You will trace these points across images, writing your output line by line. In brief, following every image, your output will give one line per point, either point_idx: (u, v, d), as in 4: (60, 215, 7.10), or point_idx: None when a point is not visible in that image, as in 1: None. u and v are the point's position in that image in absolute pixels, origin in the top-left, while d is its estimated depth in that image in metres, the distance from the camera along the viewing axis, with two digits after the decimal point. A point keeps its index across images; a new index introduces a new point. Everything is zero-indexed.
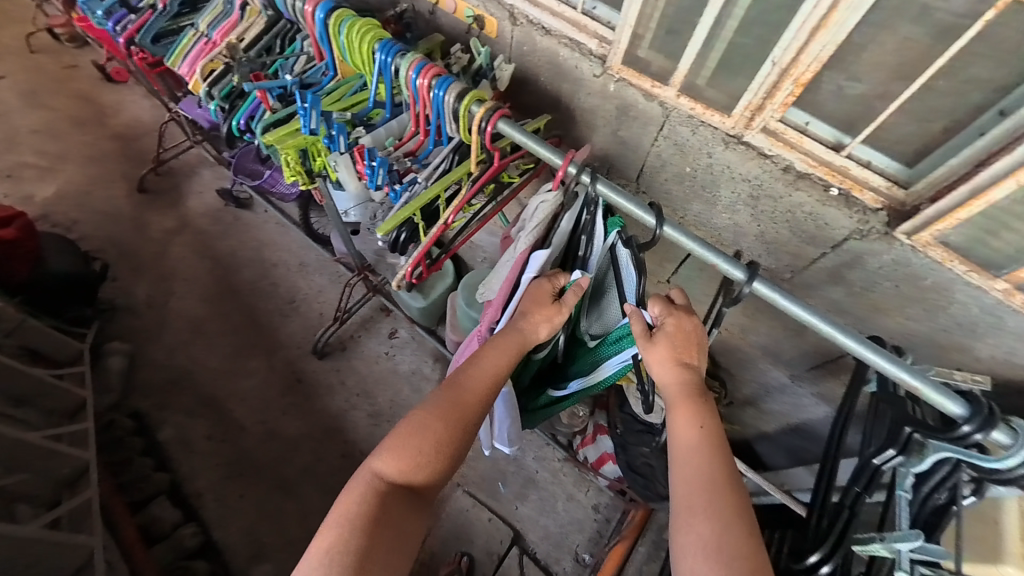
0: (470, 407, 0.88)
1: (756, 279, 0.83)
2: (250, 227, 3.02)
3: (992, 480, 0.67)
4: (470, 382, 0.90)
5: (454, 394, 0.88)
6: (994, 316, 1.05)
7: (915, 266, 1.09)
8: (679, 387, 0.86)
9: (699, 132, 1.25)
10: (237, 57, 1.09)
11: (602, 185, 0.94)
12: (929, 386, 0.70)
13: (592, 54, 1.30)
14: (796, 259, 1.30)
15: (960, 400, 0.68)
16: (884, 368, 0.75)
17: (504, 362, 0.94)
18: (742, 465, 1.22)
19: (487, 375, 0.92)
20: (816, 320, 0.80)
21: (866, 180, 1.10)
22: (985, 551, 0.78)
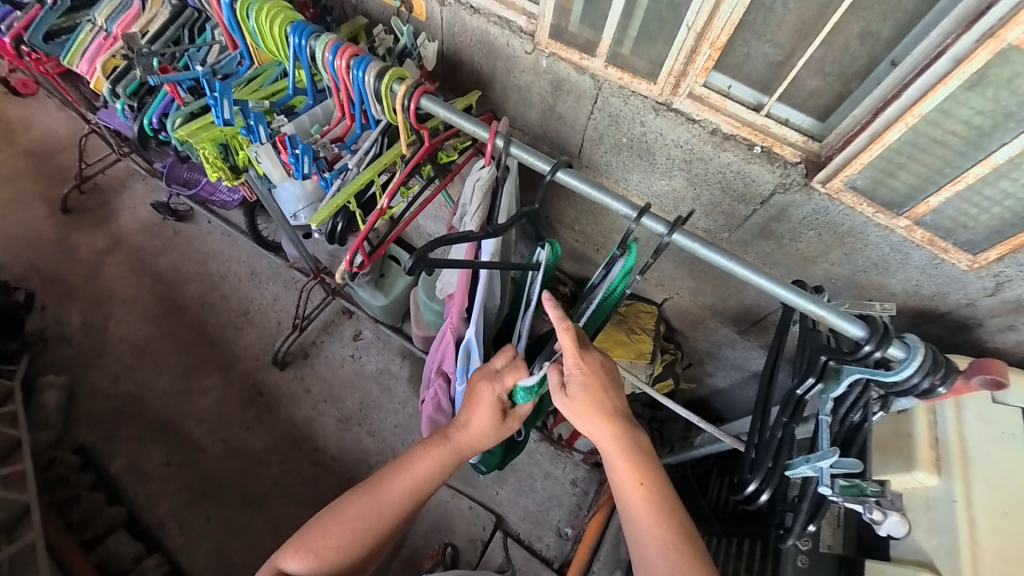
0: (377, 517, 0.92)
1: (677, 231, 0.85)
2: (192, 238, 2.85)
3: (896, 393, 0.74)
4: (391, 487, 0.93)
5: (366, 499, 0.92)
6: (902, 253, 1.16)
7: (833, 213, 1.18)
8: (614, 443, 0.87)
9: (631, 102, 1.28)
10: (135, 48, 0.96)
11: (563, 173, 0.89)
12: (834, 314, 0.75)
13: (521, 31, 1.31)
14: (730, 218, 1.38)
15: (860, 322, 0.73)
16: (797, 305, 0.78)
17: (424, 471, 0.95)
18: (693, 415, 1.26)
19: (399, 487, 0.94)
20: (735, 265, 0.84)
21: (784, 136, 1.16)
22: (899, 460, 0.88)
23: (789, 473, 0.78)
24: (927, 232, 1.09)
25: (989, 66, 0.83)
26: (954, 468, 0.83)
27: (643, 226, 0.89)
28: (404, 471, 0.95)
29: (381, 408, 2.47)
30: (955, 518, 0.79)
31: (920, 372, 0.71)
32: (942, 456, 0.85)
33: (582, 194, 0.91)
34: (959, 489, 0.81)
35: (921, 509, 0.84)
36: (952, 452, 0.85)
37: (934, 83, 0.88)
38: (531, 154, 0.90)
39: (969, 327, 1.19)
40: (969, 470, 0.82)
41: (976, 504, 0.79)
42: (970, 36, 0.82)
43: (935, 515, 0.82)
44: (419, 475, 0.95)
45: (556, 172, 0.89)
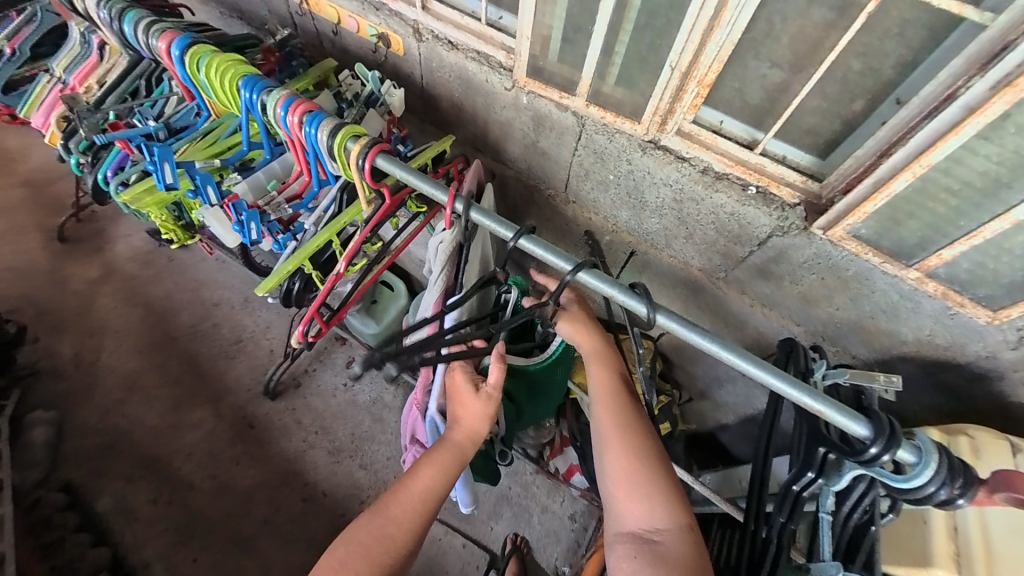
0: (394, 534, 0.79)
1: (657, 312, 0.78)
2: (183, 265, 2.81)
3: (905, 499, 0.67)
4: (398, 495, 0.83)
5: (375, 519, 0.80)
6: (913, 301, 1.06)
7: (836, 258, 1.09)
8: (589, 347, 0.97)
9: (616, 140, 1.21)
10: (78, 111, 0.98)
11: (526, 240, 0.82)
12: (833, 409, 0.67)
13: (501, 66, 1.24)
14: (726, 258, 1.29)
15: (862, 420, 0.65)
16: (790, 397, 0.70)
17: (433, 469, 0.87)
18: (690, 479, 1.18)
19: (411, 493, 0.84)
20: (714, 347, 0.75)
21: (781, 175, 1.08)
22: (915, 552, 0.84)
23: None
24: (941, 285, 1.00)
25: (1005, 115, 0.75)
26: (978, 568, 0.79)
27: (583, 280, 0.83)
28: (410, 483, 0.85)
29: (373, 439, 2.40)
30: None
31: (935, 481, 0.63)
32: (963, 553, 0.81)
33: (545, 262, 0.84)
34: None
35: None
36: (977, 553, 0.80)
37: (944, 131, 0.80)
38: (492, 219, 0.83)
39: (989, 380, 1.07)
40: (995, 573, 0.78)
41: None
42: (984, 81, 0.74)
43: None
44: (427, 476, 0.86)
45: (522, 240, 0.82)
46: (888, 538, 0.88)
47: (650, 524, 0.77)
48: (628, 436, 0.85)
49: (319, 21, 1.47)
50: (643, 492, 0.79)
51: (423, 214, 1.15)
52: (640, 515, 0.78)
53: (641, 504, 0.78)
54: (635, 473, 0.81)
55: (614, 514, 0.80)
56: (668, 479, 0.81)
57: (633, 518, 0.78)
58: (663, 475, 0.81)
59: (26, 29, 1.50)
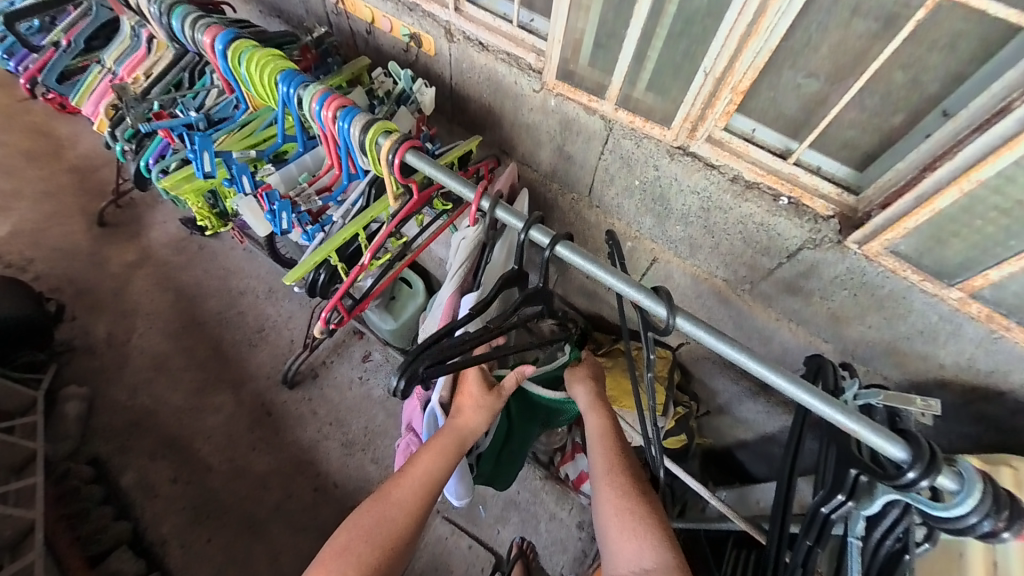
0: (394, 523, 0.79)
1: (678, 316, 0.76)
2: (213, 254, 2.90)
3: (943, 528, 0.64)
4: (399, 483, 0.84)
5: (380, 506, 0.81)
6: (952, 324, 1.01)
7: (870, 276, 1.04)
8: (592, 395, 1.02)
9: (643, 145, 1.19)
10: (127, 100, 1.03)
11: (563, 248, 0.81)
12: (868, 429, 0.65)
13: (531, 69, 1.25)
14: (752, 270, 1.25)
15: (899, 442, 0.63)
16: (820, 412, 0.68)
17: (433, 457, 0.88)
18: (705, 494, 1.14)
19: (411, 483, 0.84)
20: (742, 358, 0.73)
21: (816, 187, 1.04)
22: None
23: None
24: (984, 307, 0.95)
25: None
26: None
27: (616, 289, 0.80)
28: (410, 469, 0.86)
29: (385, 434, 2.42)
30: None
31: (977, 512, 0.60)
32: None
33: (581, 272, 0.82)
34: None
35: None
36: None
37: (997, 146, 0.76)
38: (518, 219, 0.83)
39: None
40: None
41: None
42: None
43: None
44: (427, 465, 0.87)
45: (532, 231, 0.82)
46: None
47: (642, 567, 0.75)
48: (628, 476, 0.85)
49: (354, 20, 1.50)
50: (639, 534, 0.78)
51: (447, 213, 1.17)
52: (636, 557, 0.76)
53: (637, 544, 0.77)
54: (631, 509, 0.81)
55: (609, 556, 0.79)
56: (659, 517, 0.80)
57: (627, 559, 0.77)
58: (653, 511, 0.81)
59: (82, 23, 1.60)
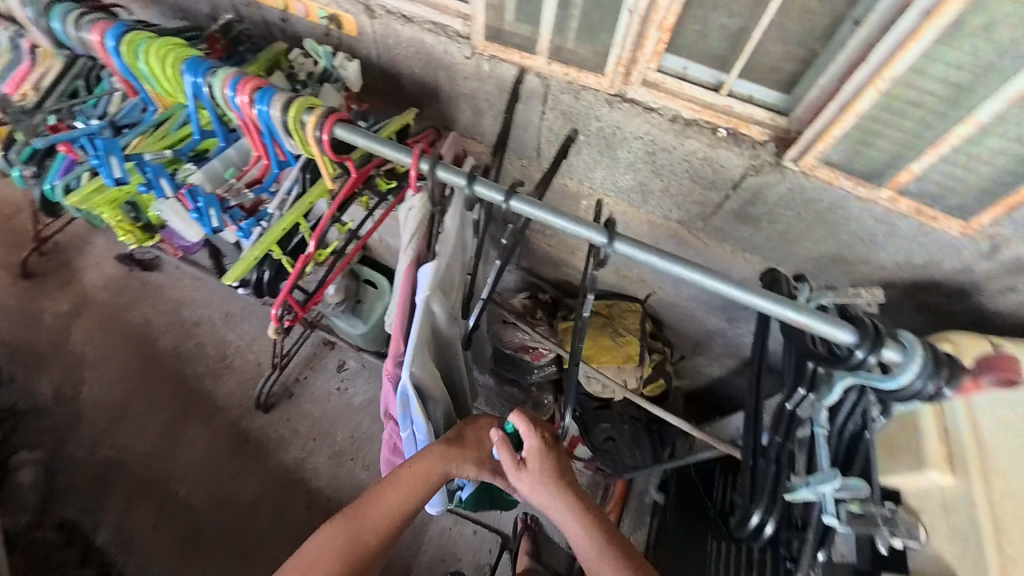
0: (370, 539, 0.89)
1: (619, 241, 0.81)
2: (157, 288, 2.70)
3: (896, 398, 0.70)
4: (374, 507, 0.91)
5: (352, 525, 0.89)
6: (889, 224, 1.07)
7: (810, 190, 1.09)
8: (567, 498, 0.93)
9: (582, 97, 1.19)
10: (14, 113, 0.97)
11: (517, 202, 0.84)
12: (817, 320, 0.69)
13: (459, 35, 1.22)
14: (703, 206, 1.29)
15: (847, 327, 0.67)
16: (774, 313, 0.72)
17: (409, 488, 0.94)
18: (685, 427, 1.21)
19: (385, 509, 0.92)
20: (694, 275, 0.78)
21: (750, 114, 1.08)
22: (911, 459, 0.83)
23: (786, 496, 0.78)
24: (913, 201, 1.01)
25: (957, 19, 0.76)
26: (973, 469, 0.76)
27: (576, 233, 0.83)
28: (384, 493, 0.92)
29: (373, 439, 2.36)
30: (977, 522, 0.72)
31: (920, 376, 0.66)
32: (956, 453, 0.79)
33: (535, 220, 0.85)
34: (980, 494, 0.74)
35: (944, 512, 0.78)
36: (972, 452, 0.78)
37: (903, 40, 0.80)
38: (458, 176, 0.85)
39: (966, 293, 1.09)
40: (991, 471, 0.75)
41: (1000, 506, 0.72)
42: None
43: (956, 520, 0.75)
44: (400, 497, 0.93)
45: (476, 185, 0.85)
46: (884, 450, 0.87)
47: None
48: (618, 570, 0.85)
49: (264, 10, 1.41)
50: None
51: (393, 195, 1.12)
52: None
53: None
54: None
55: None
56: None
57: None
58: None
59: None
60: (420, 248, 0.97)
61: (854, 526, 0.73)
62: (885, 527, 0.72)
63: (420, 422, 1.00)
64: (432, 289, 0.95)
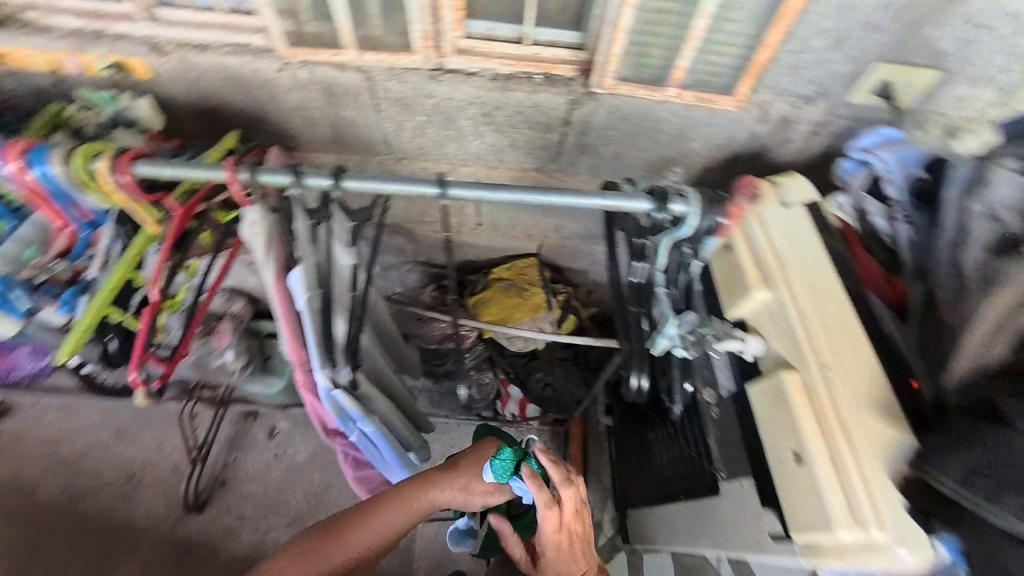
0: (346, 558, 0.96)
1: (450, 186, 0.88)
2: (1, 436, 2.20)
3: (698, 240, 0.94)
4: (355, 528, 0.98)
5: (328, 543, 0.95)
6: (689, 117, 1.26)
7: (621, 107, 1.25)
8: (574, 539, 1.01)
9: (406, 79, 1.24)
10: None
11: (351, 180, 0.87)
12: (618, 201, 0.88)
13: (262, 50, 1.20)
14: (548, 149, 1.40)
15: (640, 197, 0.88)
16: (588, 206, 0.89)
17: (393, 514, 1.01)
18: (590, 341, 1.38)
19: (365, 531, 0.98)
20: (521, 196, 0.90)
21: (556, 57, 1.21)
22: (739, 288, 0.92)
23: (654, 351, 0.93)
24: (696, 91, 1.20)
25: None
26: (777, 277, 0.86)
27: (422, 194, 0.90)
28: (369, 519, 0.99)
29: (331, 492, 2.20)
30: (790, 320, 0.82)
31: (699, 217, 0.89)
32: (767, 270, 0.88)
33: (374, 192, 0.88)
34: (785, 296, 0.84)
35: (768, 322, 0.88)
36: (771, 262, 0.88)
37: None
38: (280, 175, 0.86)
39: (761, 155, 1.33)
40: (789, 278, 0.85)
41: (801, 301, 0.82)
42: None
43: (777, 324, 0.85)
44: (385, 518, 1.00)
45: (305, 177, 0.87)
46: (723, 288, 0.97)
47: None
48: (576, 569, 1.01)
49: (32, 77, 1.25)
50: None
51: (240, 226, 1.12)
52: None
53: None
54: None
55: None
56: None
57: None
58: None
59: None
60: (278, 254, 0.96)
61: (698, 351, 0.91)
62: (712, 339, 0.91)
63: (360, 416, 1.01)
64: (308, 291, 0.94)
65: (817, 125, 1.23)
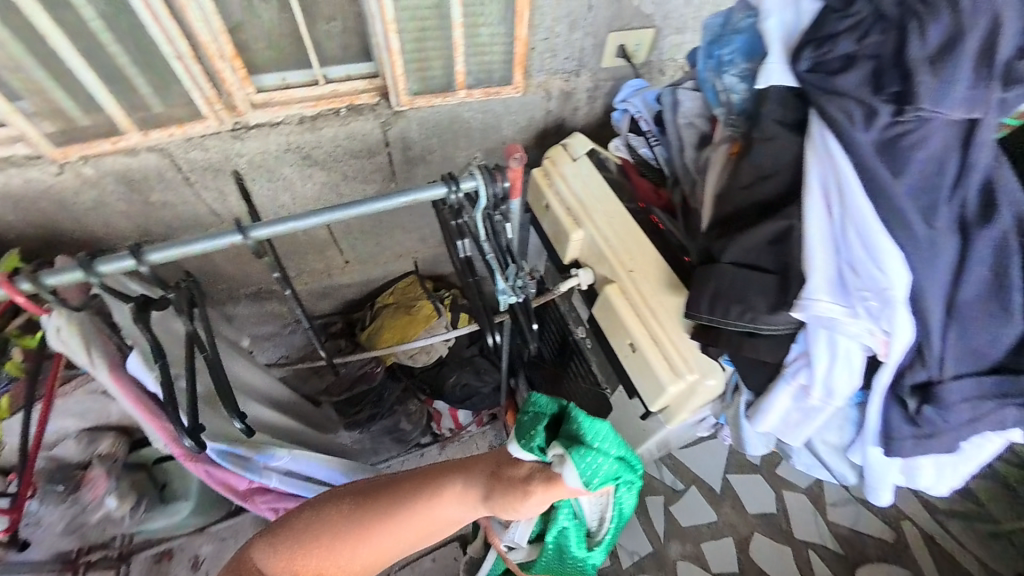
0: (353, 556, 0.89)
1: (247, 230, 0.86)
2: None
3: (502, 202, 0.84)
4: (363, 537, 0.88)
5: (332, 544, 0.89)
6: (491, 110, 1.41)
7: (429, 117, 1.36)
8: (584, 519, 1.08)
9: (209, 145, 1.21)
10: None
11: (153, 253, 0.83)
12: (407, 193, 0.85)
13: (28, 158, 1.10)
14: (381, 172, 1.45)
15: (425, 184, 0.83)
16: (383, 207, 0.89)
17: (411, 527, 0.88)
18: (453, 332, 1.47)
19: (376, 538, 0.88)
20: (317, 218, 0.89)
21: (353, 89, 1.27)
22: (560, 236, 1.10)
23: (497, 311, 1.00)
24: (485, 88, 1.35)
25: None
26: (582, 216, 1.05)
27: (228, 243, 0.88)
28: (386, 523, 0.88)
29: None
30: (599, 244, 1.01)
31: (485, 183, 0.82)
32: (575, 214, 1.06)
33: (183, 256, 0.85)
34: (592, 228, 1.03)
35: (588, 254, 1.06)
36: (576, 207, 1.06)
37: None
38: (64, 272, 0.80)
39: (562, 126, 1.54)
40: (591, 213, 1.04)
41: (602, 227, 1.02)
42: None
43: (593, 252, 1.03)
44: (402, 525, 0.87)
45: (98, 265, 0.81)
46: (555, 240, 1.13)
47: None
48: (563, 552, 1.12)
49: None
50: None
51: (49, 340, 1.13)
52: None
53: None
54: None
55: None
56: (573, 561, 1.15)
57: None
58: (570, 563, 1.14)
59: None
60: (108, 351, 0.88)
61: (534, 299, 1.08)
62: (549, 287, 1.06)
63: (270, 457, 1.11)
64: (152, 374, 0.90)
65: (590, 91, 1.48)
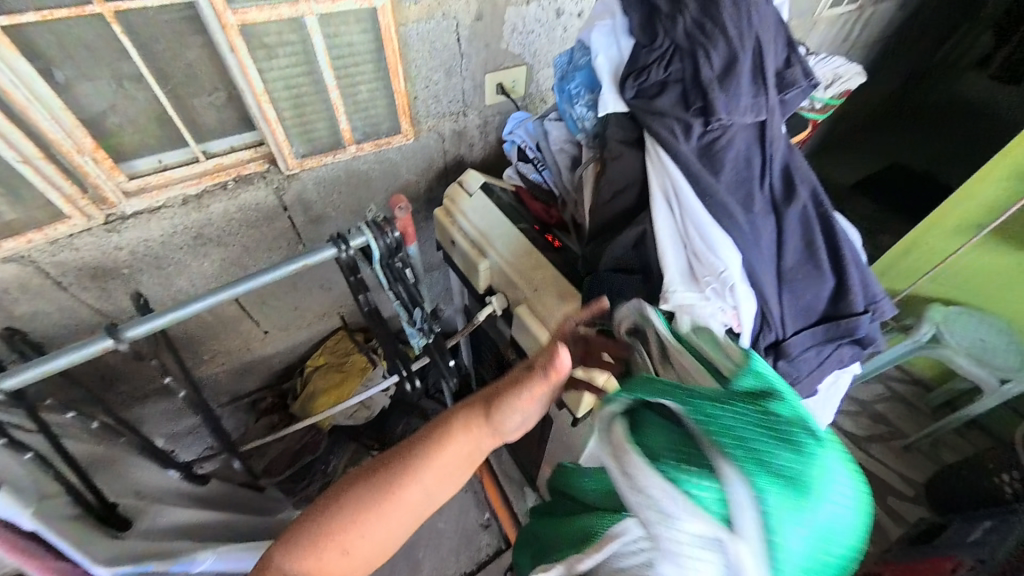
0: (404, 502, 0.70)
1: (121, 330, 0.79)
2: None
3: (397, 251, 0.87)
4: (411, 466, 0.71)
5: (377, 493, 0.69)
6: (387, 158, 1.45)
7: (324, 175, 1.37)
8: None
9: (80, 243, 1.12)
10: None
11: (16, 378, 0.75)
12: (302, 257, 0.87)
13: None
14: (284, 235, 1.43)
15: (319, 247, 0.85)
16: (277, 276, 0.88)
17: (465, 452, 0.73)
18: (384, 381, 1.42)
19: (423, 478, 0.71)
20: (209, 298, 0.85)
21: (239, 160, 1.24)
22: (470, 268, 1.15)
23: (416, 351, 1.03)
24: (376, 139, 1.38)
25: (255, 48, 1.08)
26: (484, 246, 1.10)
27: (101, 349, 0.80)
28: (434, 453, 0.72)
29: None
30: (505, 270, 1.07)
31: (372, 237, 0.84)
32: (478, 245, 1.12)
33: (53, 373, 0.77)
34: (495, 256, 1.08)
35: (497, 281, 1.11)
36: (478, 239, 1.12)
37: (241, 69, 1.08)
38: None
39: (461, 161, 1.62)
40: (492, 241, 1.10)
41: (504, 253, 1.08)
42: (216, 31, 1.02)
43: (501, 279, 1.09)
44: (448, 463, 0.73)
45: None
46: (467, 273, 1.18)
47: None
48: None
49: None
50: None
51: None
52: None
53: None
54: None
55: None
56: None
57: None
58: None
59: None
60: None
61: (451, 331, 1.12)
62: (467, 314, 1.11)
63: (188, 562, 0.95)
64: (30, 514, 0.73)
65: (481, 127, 1.57)
